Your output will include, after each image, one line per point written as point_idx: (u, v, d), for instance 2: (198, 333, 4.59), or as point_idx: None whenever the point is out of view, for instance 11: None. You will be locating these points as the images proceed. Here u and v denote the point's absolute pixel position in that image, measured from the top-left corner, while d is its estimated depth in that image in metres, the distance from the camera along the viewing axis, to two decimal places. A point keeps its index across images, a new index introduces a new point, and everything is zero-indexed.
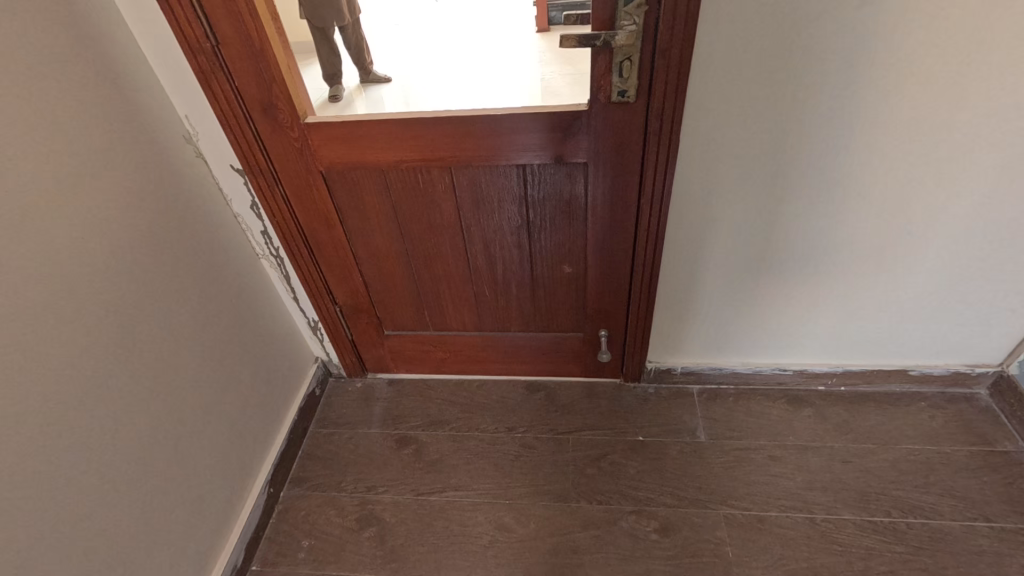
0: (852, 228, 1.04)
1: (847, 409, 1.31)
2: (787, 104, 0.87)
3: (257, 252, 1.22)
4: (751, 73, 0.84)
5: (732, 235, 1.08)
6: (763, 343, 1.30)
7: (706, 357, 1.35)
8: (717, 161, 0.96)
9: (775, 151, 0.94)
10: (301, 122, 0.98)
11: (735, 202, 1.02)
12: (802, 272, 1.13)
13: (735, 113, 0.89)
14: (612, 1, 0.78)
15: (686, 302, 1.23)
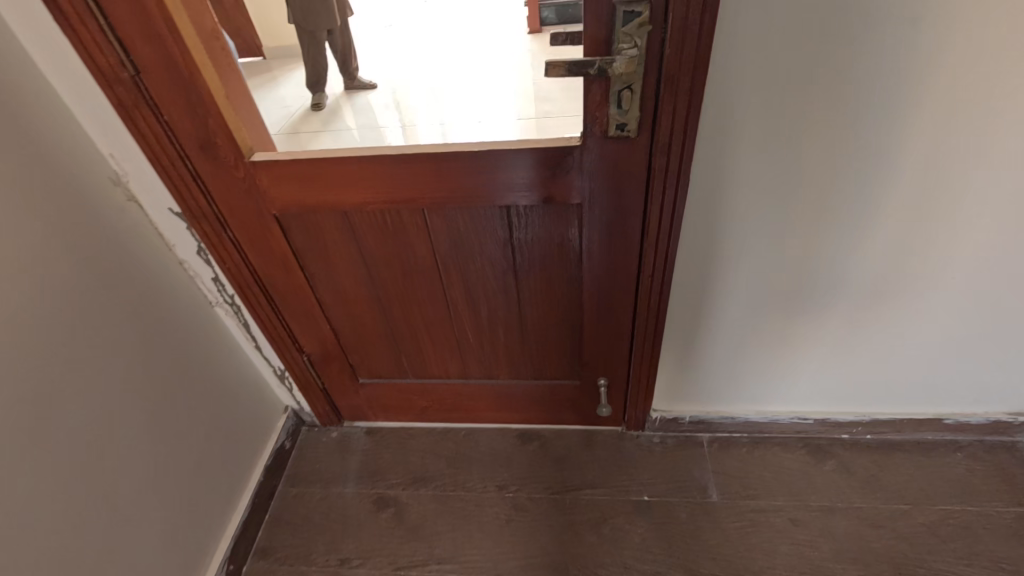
0: (880, 271, 0.91)
1: (875, 461, 1.18)
2: (817, 137, 0.73)
3: (210, 299, 1.08)
4: (775, 103, 0.70)
5: (746, 280, 0.95)
6: (782, 391, 1.16)
7: (717, 406, 1.21)
8: (728, 203, 0.82)
9: (796, 192, 0.80)
10: (246, 160, 0.83)
11: (751, 244, 0.89)
12: (827, 316, 1.00)
13: (752, 150, 0.75)
14: (610, 20, 0.64)
15: (696, 349, 1.09)
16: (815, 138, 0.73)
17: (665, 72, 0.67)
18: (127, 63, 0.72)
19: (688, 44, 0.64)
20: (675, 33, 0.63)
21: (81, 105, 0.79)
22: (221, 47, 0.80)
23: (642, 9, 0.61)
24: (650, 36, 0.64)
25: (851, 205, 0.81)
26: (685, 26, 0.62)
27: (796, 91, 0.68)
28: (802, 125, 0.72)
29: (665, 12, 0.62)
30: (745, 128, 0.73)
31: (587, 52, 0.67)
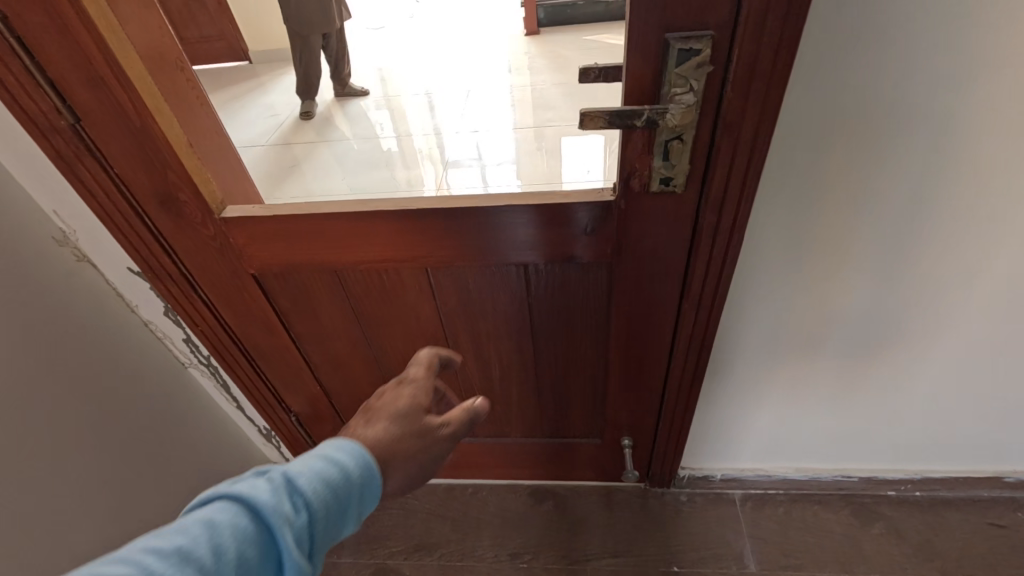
0: (941, 322, 0.81)
1: (927, 523, 1.07)
2: (881, 180, 0.64)
3: (183, 360, 0.95)
4: (836, 143, 0.60)
5: (791, 333, 0.84)
6: (824, 447, 1.05)
7: (751, 464, 1.11)
8: (782, 253, 0.72)
9: (859, 241, 0.70)
10: (216, 217, 0.70)
11: (797, 295, 0.78)
12: (878, 371, 0.90)
13: (815, 198, 0.65)
14: (659, 61, 0.51)
15: (729, 404, 0.99)
16: (889, 183, 0.64)
17: (719, 118, 0.55)
18: (63, 110, 0.59)
19: (757, 86, 0.51)
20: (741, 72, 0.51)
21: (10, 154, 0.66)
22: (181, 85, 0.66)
23: (702, 46, 0.49)
24: (711, 78, 0.52)
25: (919, 253, 0.72)
26: (754, 65, 0.50)
27: (870, 130, 0.59)
28: (875, 170, 0.63)
29: (731, 49, 0.50)
30: (807, 174, 0.63)
31: (627, 98, 0.55)
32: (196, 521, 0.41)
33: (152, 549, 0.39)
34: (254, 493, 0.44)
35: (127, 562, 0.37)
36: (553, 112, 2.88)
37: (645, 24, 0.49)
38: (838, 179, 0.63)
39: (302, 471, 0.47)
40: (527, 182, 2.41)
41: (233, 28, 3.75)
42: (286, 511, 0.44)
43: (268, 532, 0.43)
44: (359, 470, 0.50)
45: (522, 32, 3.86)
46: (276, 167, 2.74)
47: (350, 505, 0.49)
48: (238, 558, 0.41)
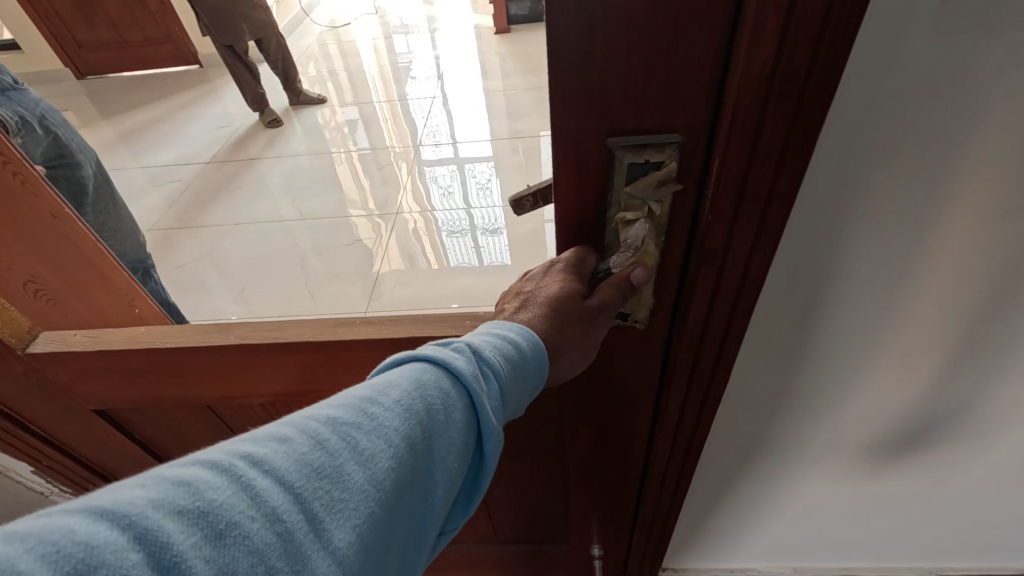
0: (985, 443, 0.65)
1: None
2: (931, 318, 0.46)
3: (41, 491, 0.76)
4: (870, 276, 0.43)
5: (799, 449, 0.68)
6: (827, 549, 0.90)
7: (738, 564, 0.96)
8: (800, 376, 0.55)
9: (904, 367, 0.53)
10: (20, 353, 0.59)
11: (803, 421, 0.62)
12: (897, 484, 0.74)
13: (852, 324, 0.48)
14: (605, 176, 0.37)
15: (716, 512, 0.83)
16: (959, 311, 0.46)
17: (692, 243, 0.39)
18: None
19: (748, 209, 0.36)
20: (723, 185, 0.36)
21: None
22: None
23: (665, 157, 0.35)
24: (680, 197, 0.37)
25: (977, 380, 0.54)
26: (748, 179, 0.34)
27: (923, 260, 0.41)
28: (940, 296, 0.44)
29: (708, 157, 0.35)
30: (840, 299, 0.46)
31: (565, 219, 0.40)
32: (395, 378, 0.34)
33: (373, 402, 0.32)
34: (453, 361, 0.36)
35: (350, 406, 0.32)
36: (526, 120, 2.69)
37: (579, 135, 0.35)
38: (884, 305, 0.46)
39: (483, 342, 0.38)
40: (497, 201, 2.23)
41: (179, 31, 3.49)
42: (483, 384, 0.36)
43: (469, 404, 0.36)
44: (535, 352, 0.40)
45: (493, 29, 3.64)
46: (224, 188, 2.53)
47: (532, 374, 0.40)
48: (445, 423, 0.35)
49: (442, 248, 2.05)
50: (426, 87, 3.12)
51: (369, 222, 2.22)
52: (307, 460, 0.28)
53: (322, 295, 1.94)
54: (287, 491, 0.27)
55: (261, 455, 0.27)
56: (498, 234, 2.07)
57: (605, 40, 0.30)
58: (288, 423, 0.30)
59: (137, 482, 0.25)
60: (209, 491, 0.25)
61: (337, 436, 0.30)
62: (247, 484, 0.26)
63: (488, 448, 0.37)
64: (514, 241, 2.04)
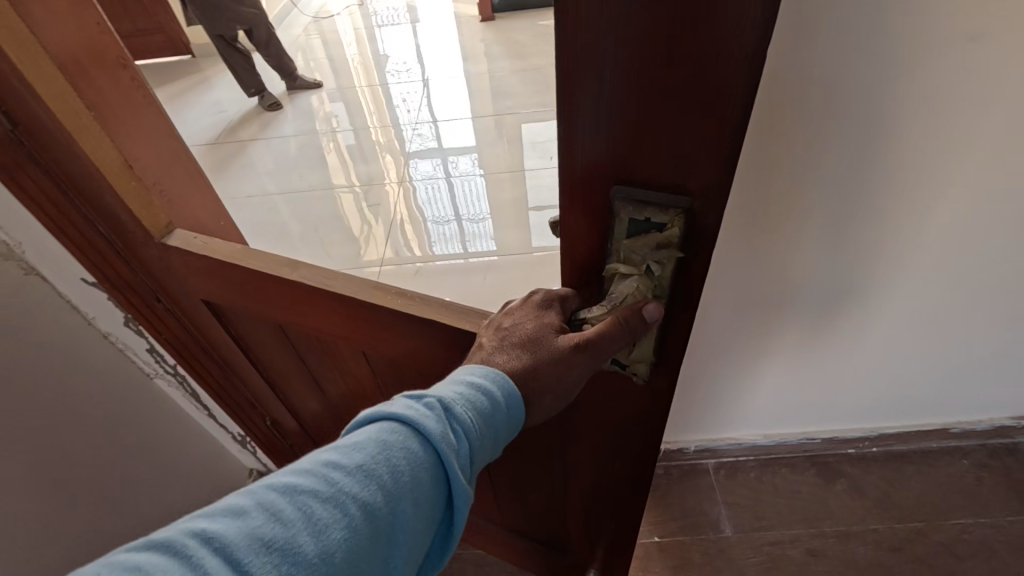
0: (892, 289, 0.87)
1: (884, 477, 1.14)
2: (802, 196, 0.71)
3: (147, 372, 0.95)
4: (760, 167, 0.68)
5: (752, 307, 0.89)
6: (789, 415, 1.11)
7: (720, 434, 1.15)
8: (741, 234, 0.77)
9: (815, 219, 0.75)
10: (159, 240, 0.74)
11: (742, 292, 0.87)
12: (835, 341, 0.96)
13: (755, 209, 0.73)
14: (608, 227, 0.46)
15: (698, 381, 1.05)
16: (819, 192, 0.71)
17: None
18: (18, 140, 0.62)
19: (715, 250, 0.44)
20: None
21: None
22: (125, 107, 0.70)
23: (668, 219, 0.42)
24: (679, 258, 0.45)
25: (867, 226, 0.77)
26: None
27: (787, 154, 0.66)
28: (834, 155, 0.66)
29: (702, 218, 0.42)
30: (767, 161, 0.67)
31: (573, 258, 0.50)
32: (359, 440, 0.39)
33: (335, 466, 0.37)
34: (421, 419, 0.41)
35: (311, 472, 0.36)
36: (512, 99, 2.86)
37: (587, 176, 0.42)
38: (797, 165, 0.67)
39: (453, 398, 0.43)
40: (485, 170, 2.38)
41: (168, 19, 3.54)
42: (446, 436, 0.41)
43: (436, 460, 0.40)
44: (502, 401, 0.46)
45: (477, 18, 3.81)
46: (226, 168, 2.63)
47: (495, 433, 0.45)
48: (410, 482, 0.39)
49: (426, 241, 2.07)
50: (416, 73, 3.27)
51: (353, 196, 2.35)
52: (259, 530, 0.33)
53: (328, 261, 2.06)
54: (234, 563, 0.31)
55: (214, 531, 0.32)
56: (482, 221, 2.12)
57: (636, 113, 0.37)
58: (247, 493, 0.35)
59: (93, 569, 0.29)
60: (158, 570, 0.29)
61: (294, 505, 0.35)
62: (199, 563, 0.30)
63: (460, 496, 0.42)
64: (507, 205, 2.19)
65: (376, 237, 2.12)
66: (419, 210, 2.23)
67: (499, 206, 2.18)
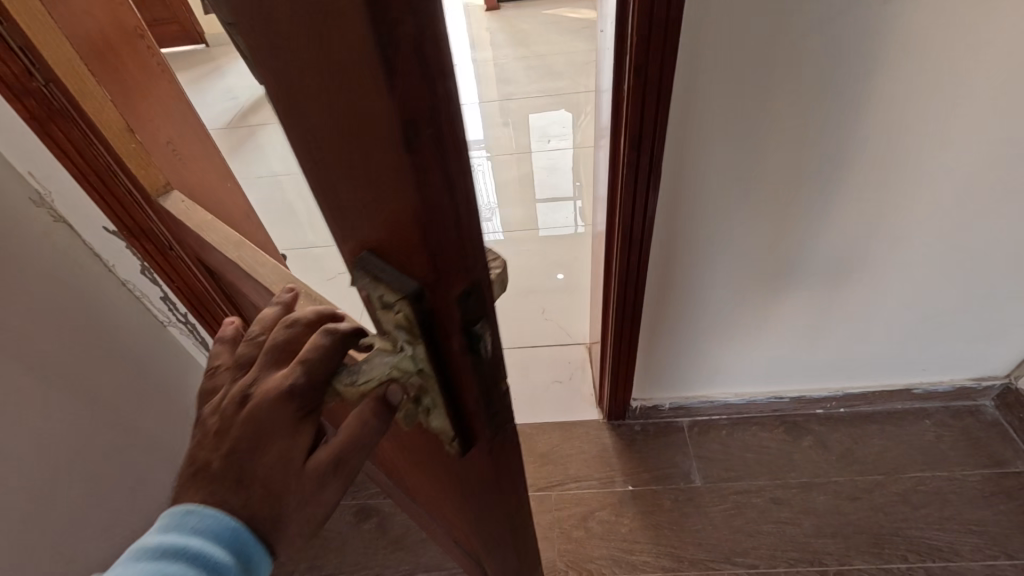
0: (850, 248, 0.95)
1: (849, 434, 1.20)
2: (757, 150, 0.80)
3: (161, 320, 1.05)
4: (718, 123, 0.76)
5: (730, 265, 0.97)
6: (759, 374, 1.19)
7: (695, 391, 1.23)
8: (706, 190, 0.85)
9: (776, 171, 0.82)
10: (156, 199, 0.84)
11: (711, 248, 0.94)
12: (800, 299, 1.03)
13: (716, 164, 0.81)
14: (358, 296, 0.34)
15: (673, 341, 1.12)
16: (772, 145, 0.79)
17: (637, 92, 0.67)
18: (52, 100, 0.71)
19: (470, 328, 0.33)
20: (654, 59, 0.63)
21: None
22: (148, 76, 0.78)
23: (396, 301, 0.31)
24: (435, 342, 0.33)
25: (830, 182, 0.85)
26: (665, 48, 0.62)
27: (740, 110, 0.75)
28: (792, 109, 0.75)
29: (439, 297, 0.31)
30: (734, 118, 0.76)
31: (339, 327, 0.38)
32: None
33: None
34: None
35: None
36: (516, 86, 2.93)
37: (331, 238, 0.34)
38: (760, 119, 0.76)
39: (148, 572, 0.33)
40: (487, 152, 2.44)
41: (182, 8, 3.63)
42: None
43: None
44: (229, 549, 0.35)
45: (484, 8, 3.86)
46: (237, 150, 2.73)
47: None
48: None
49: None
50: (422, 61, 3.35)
51: None
52: None
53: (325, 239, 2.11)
54: None
55: None
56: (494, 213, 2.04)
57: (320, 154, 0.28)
58: None
59: None
60: None
61: None
62: None
63: None
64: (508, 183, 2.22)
65: None
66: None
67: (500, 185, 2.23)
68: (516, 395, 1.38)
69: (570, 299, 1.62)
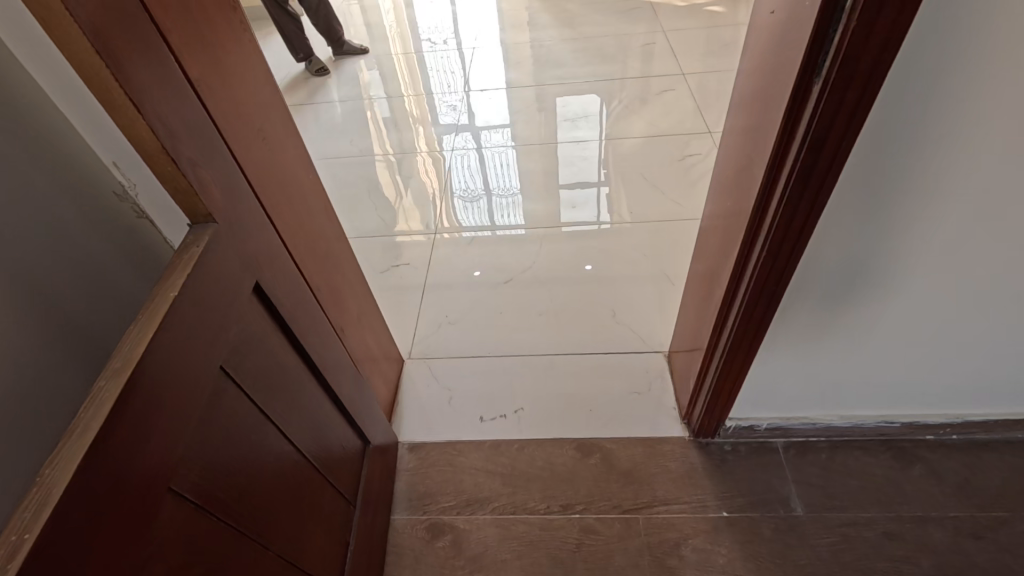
0: (977, 268, 0.82)
1: (965, 464, 1.10)
2: (915, 157, 0.67)
3: None
4: (879, 128, 0.64)
5: (829, 295, 0.87)
6: (871, 397, 1.09)
7: (798, 412, 1.13)
8: (836, 206, 0.72)
9: (918, 182, 0.70)
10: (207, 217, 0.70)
11: (820, 268, 0.82)
12: (902, 318, 0.92)
13: (853, 176, 0.69)
14: None
15: (767, 361, 1.01)
16: (923, 154, 0.67)
17: (841, 85, 0.56)
18: None
19: None
20: (871, 50, 0.53)
21: (12, 34, 0.57)
22: (224, 54, 0.69)
23: None
24: None
25: (950, 217, 0.74)
26: (891, 34, 0.52)
27: (905, 111, 0.62)
28: (937, 132, 0.64)
29: None
30: (884, 129, 0.64)
31: None
32: None
33: None
34: None
35: None
36: (561, 69, 2.78)
37: None
38: (900, 143, 0.65)
39: None
40: (516, 139, 2.31)
41: None
42: None
43: None
44: None
45: None
46: None
47: None
48: None
49: (452, 214, 1.96)
50: (461, 42, 3.20)
51: (387, 161, 2.32)
52: None
53: (354, 223, 2.01)
54: None
55: None
56: (511, 202, 1.97)
57: None
58: None
59: None
60: None
61: None
62: None
63: None
64: (533, 173, 2.10)
65: (399, 198, 2.10)
66: (447, 177, 2.16)
67: (530, 173, 2.09)
68: (590, 406, 1.29)
69: (638, 301, 1.52)
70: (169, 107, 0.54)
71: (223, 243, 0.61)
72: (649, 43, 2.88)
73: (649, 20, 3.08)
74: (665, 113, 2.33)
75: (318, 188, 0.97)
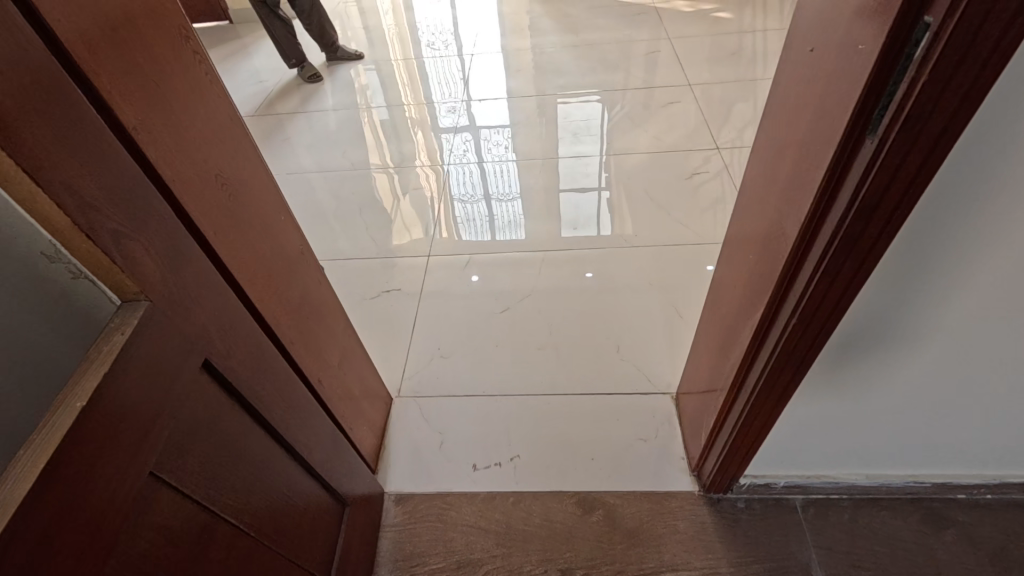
0: None
1: (1002, 529, 1.01)
2: (990, 233, 0.55)
3: None
4: (949, 201, 0.52)
5: (868, 366, 0.76)
6: (903, 461, 0.99)
7: (819, 471, 1.03)
8: (886, 280, 0.61)
9: (991, 259, 0.58)
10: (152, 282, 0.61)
11: (860, 340, 0.71)
12: (950, 392, 0.80)
13: (911, 250, 0.57)
14: None
15: (791, 425, 0.91)
16: (1001, 231, 0.55)
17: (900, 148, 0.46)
18: None
19: None
20: (944, 107, 0.43)
21: None
22: (172, 94, 0.60)
23: None
24: None
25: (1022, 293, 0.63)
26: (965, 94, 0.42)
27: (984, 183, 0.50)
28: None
29: None
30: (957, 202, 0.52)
31: None
32: None
33: None
34: None
35: None
36: (563, 77, 2.68)
37: None
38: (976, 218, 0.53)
39: None
40: (517, 155, 2.19)
41: None
42: None
43: None
44: None
45: None
46: (264, 141, 2.54)
47: None
48: None
49: (454, 231, 1.87)
50: (460, 47, 3.11)
51: (388, 177, 2.19)
52: None
53: (345, 242, 1.92)
54: None
55: None
56: (513, 226, 1.85)
57: None
58: None
59: None
60: None
61: None
62: None
63: None
64: (534, 190, 1.99)
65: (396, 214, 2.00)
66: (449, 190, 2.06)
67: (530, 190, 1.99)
68: (592, 454, 1.20)
69: (644, 334, 1.43)
70: (82, 167, 0.44)
71: (156, 327, 0.51)
72: (654, 51, 2.78)
73: (653, 26, 2.98)
74: (671, 126, 2.24)
75: (291, 228, 0.88)
